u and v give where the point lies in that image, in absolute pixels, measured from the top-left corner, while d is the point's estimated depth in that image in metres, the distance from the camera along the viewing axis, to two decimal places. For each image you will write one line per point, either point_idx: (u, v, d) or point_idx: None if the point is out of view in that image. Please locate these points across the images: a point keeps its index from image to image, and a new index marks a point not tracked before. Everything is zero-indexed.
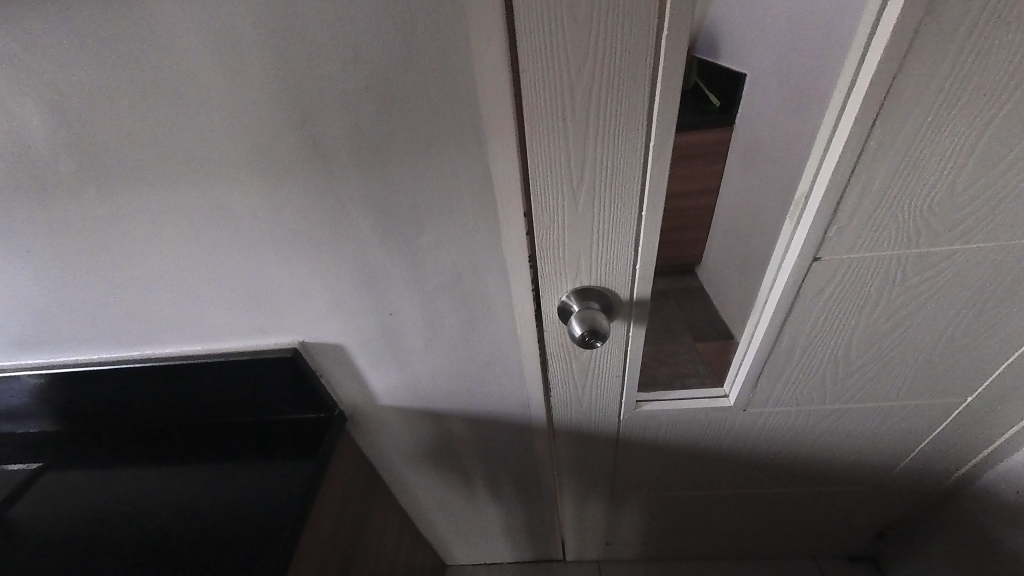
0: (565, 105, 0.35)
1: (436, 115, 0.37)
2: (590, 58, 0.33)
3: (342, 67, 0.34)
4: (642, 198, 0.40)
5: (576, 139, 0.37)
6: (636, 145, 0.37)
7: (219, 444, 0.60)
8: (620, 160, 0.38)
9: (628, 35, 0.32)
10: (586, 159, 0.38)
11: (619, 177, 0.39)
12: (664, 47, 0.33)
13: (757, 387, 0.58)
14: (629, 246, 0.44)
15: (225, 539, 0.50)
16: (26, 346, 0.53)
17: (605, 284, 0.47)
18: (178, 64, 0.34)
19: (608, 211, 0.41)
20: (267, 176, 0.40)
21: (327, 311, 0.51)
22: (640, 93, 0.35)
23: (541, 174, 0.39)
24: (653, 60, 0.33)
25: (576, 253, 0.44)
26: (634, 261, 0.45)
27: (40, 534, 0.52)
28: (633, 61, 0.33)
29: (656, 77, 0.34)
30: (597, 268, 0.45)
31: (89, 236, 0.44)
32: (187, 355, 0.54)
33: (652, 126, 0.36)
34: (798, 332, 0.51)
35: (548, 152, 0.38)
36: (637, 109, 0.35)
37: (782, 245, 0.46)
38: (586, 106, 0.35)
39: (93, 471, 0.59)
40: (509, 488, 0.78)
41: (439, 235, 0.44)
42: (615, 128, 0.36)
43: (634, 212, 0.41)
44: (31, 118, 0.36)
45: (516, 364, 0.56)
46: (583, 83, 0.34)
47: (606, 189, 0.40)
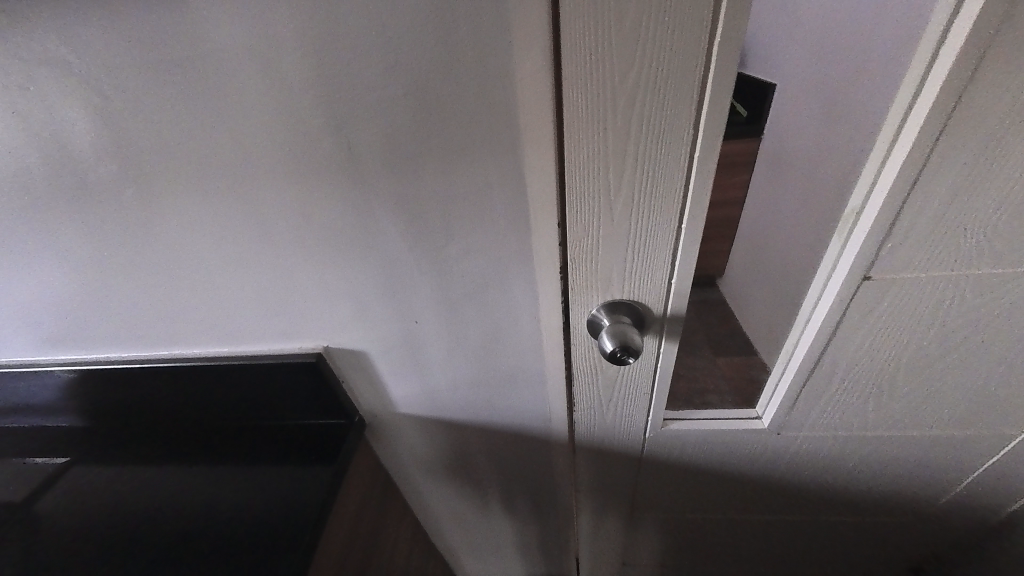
0: (607, 114, 0.34)
1: (474, 121, 0.36)
2: (638, 63, 0.32)
3: (382, 74, 0.34)
4: (683, 210, 0.39)
5: (618, 148, 0.35)
6: (680, 157, 0.36)
7: (237, 446, 0.60)
8: (662, 172, 0.36)
9: (679, 45, 0.31)
10: (627, 170, 0.36)
11: (661, 189, 0.37)
12: (718, 51, 0.31)
13: (794, 410, 0.55)
14: (667, 259, 0.42)
15: (242, 544, 0.49)
16: (57, 343, 0.54)
17: (638, 298, 0.45)
18: (218, 70, 0.34)
19: (647, 223, 0.39)
20: (300, 180, 0.40)
21: (353, 316, 0.50)
22: (688, 103, 0.33)
23: (578, 185, 0.37)
24: (703, 66, 0.32)
25: (610, 266, 0.43)
26: (670, 276, 0.43)
27: (62, 531, 0.52)
28: (682, 65, 0.32)
29: (706, 85, 0.33)
30: (631, 282, 0.44)
31: (124, 236, 0.44)
32: (214, 356, 0.54)
33: (699, 135, 0.35)
34: (842, 355, 0.48)
35: (587, 161, 0.36)
36: (684, 117, 0.34)
37: (827, 264, 0.43)
38: (631, 115, 0.34)
39: (117, 469, 0.59)
40: (524, 502, 0.76)
41: (469, 244, 0.43)
42: (660, 137, 0.35)
43: (673, 224, 0.39)
44: (76, 122, 0.37)
45: (539, 377, 0.55)
46: (629, 90, 0.33)
47: (647, 200, 0.38)
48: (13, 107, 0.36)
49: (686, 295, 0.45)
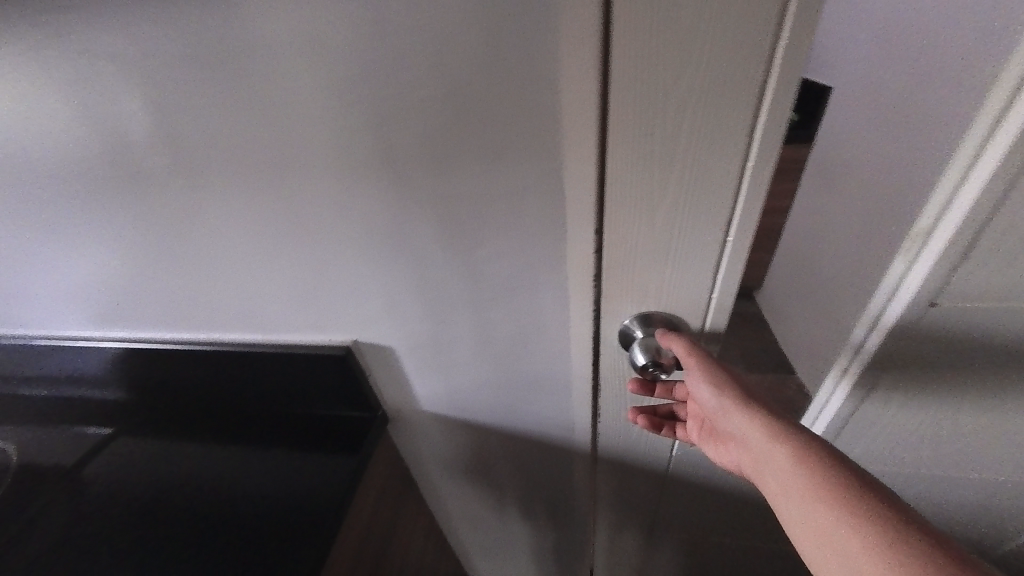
0: (655, 118, 0.32)
1: (513, 123, 0.35)
2: (694, 69, 0.30)
3: (424, 72, 0.33)
4: (731, 221, 0.37)
5: (664, 157, 0.34)
6: (732, 165, 0.34)
7: (267, 431, 0.63)
8: (710, 181, 0.35)
9: (741, 47, 0.29)
10: (672, 178, 0.35)
11: (708, 198, 0.35)
12: (782, 56, 0.29)
13: (840, 436, 0.53)
14: (709, 273, 0.40)
15: (268, 527, 0.52)
16: (107, 321, 0.57)
17: (676, 312, 0.43)
18: (265, 65, 0.35)
19: (691, 234, 0.38)
20: (340, 179, 0.40)
21: (383, 312, 0.50)
22: (745, 110, 0.31)
23: (619, 191, 0.36)
24: (764, 71, 0.30)
25: (647, 280, 0.41)
26: (711, 290, 0.41)
27: (108, 498, 0.57)
28: (741, 70, 0.30)
29: (766, 91, 0.31)
30: (669, 295, 0.42)
31: (171, 226, 0.46)
32: (249, 342, 0.56)
33: (754, 144, 0.33)
34: (899, 383, 0.46)
35: (631, 169, 0.35)
36: (739, 126, 0.32)
37: (886, 284, 0.41)
38: (681, 122, 0.32)
39: (156, 444, 0.63)
40: (541, 509, 0.75)
41: (501, 248, 0.43)
42: (712, 146, 0.33)
43: (719, 236, 0.37)
44: (134, 114, 0.39)
45: (563, 385, 0.54)
46: (681, 94, 0.31)
47: (692, 212, 0.36)
48: (79, 100, 0.38)
49: (726, 312, 0.43)
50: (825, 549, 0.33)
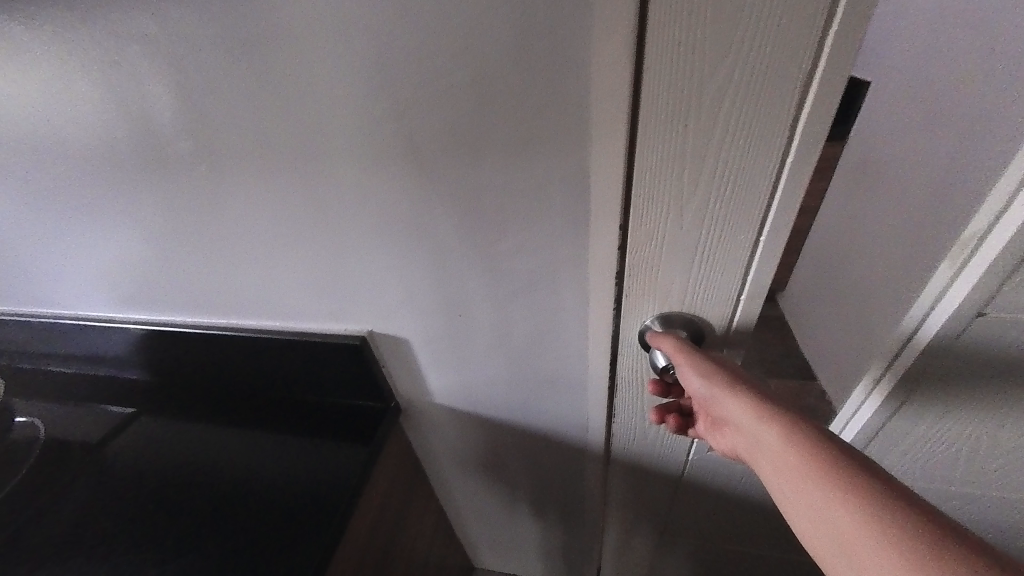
0: (689, 110, 0.30)
1: (538, 113, 0.34)
2: (735, 56, 0.28)
3: (449, 59, 0.32)
4: (765, 219, 0.35)
5: (697, 151, 0.32)
6: (769, 161, 0.32)
7: (282, 417, 0.64)
8: (744, 178, 0.33)
9: (787, 36, 0.27)
10: (703, 173, 0.33)
11: (741, 196, 0.34)
12: (832, 44, 0.27)
13: (869, 448, 0.51)
14: (738, 273, 0.38)
15: (280, 512, 0.53)
16: (131, 303, 0.58)
17: (700, 314, 0.42)
18: (290, 50, 0.34)
19: (721, 232, 0.36)
20: (362, 168, 0.40)
21: (399, 304, 0.50)
22: (787, 103, 0.30)
23: (646, 186, 0.34)
24: (811, 60, 0.28)
25: (672, 280, 0.40)
26: (739, 291, 0.40)
27: (127, 474, 0.59)
28: (786, 59, 0.28)
29: (811, 81, 0.29)
30: (694, 296, 0.40)
31: (193, 211, 0.46)
32: (266, 329, 0.56)
33: (795, 139, 0.31)
34: (936, 397, 0.44)
35: (660, 163, 0.33)
36: (780, 118, 0.30)
37: (927, 294, 0.39)
38: (718, 114, 0.30)
39: (174, 424, 0.65)
40: (551, 507, 0.75)
41: (521, 242, 0.42)
42: (749, 140, 0.31)
43: (751, 235, 0.36)
44: (160, 98, 0.39)
45: (577, 383, 0.53)
46: (719, 85, 0.29)
47: (724, 209, 0.35)
48: (108, 83, 0.39)
49: (753, 315, 0.41)
50: (820, 535, 0.31)
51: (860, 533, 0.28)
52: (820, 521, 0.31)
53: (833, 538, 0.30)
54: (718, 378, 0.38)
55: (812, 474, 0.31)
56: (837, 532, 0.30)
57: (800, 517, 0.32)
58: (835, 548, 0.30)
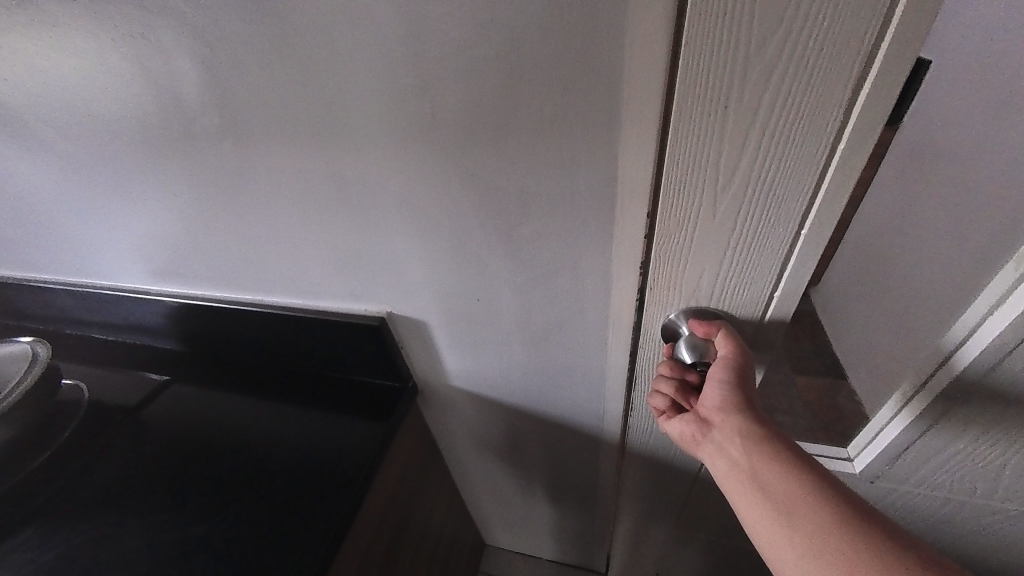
0: (730, 90, 0.28)
1: (565, 91, 0.32)
2: (788, 24, 0.25)
3: (473, 32, 0.31)
4: (807, 213, 0.33)
5: (738, 134, 0.30)
6: (816, 149, 0.29)
7: (306, 390, 0.66)
8: (786, 166, 0.30)
9: (850, 6, 0.24)
10: (741, 162, 0.31)
11: (783, 186, 0.31)
12: (905, 9, 0.24)
13: (904, 457, 0.49)
14: (773, 268, 0.36)
15: (300, 481, 0.55)
16: (163, 276, 0.61)
17: (729, 309, 0.40)
18: (311, 22, 0.33)
19: (757, 225, 0.34)
20: (383, 147, 0.39)
21: (420, 286, 0.50)
22: (842, 85, 0.27)
23: (679, 174, 0.32)
24: (879, 29, 0.25)
25: (702, 272, 0.38)
26: (773, 286, 0.38)
27: (162, 437, 0.62)
28: (848, 28, 0.25)
29: (874, 59, 0.26)
30: (724, 290, 0.38)
31: (220, 187, 0.47)
32: (289, 306, 0.57)
33: (848, 125, 0.28)
34: (982, 411, 0.41)
35: (695, 146, 0.31)
36: (834, 97, 0.27)
37: (970, 315, 0.38)
38: (764, 92, 0.28)
39: (206, 393, 0.68)
40: (564, 492, 0.75)
41: (543, 227, 0.40)
42: (798, 121, 0.29)
43: (792, 227, 0.33)
44: (188, 73, 0.39)
45: (596, 372, 0.52)
46: (766, 61, 0.27)
47: (761, 200, 0.32)
48: (139, 58, 0.39)
49: (787, 312, 0.39)
50: (767, 519, 0.34)
51: (808, 517, 0.32)
52: (773, 496, 0.34)
53: (780, 519, 0.33)
54: (729, 364, 0.38)
55: (780, 467, 0.35)
56: (786, 505, 0.34)
57: (750, 502, 0.36)
58: (781, 517, 0.33)
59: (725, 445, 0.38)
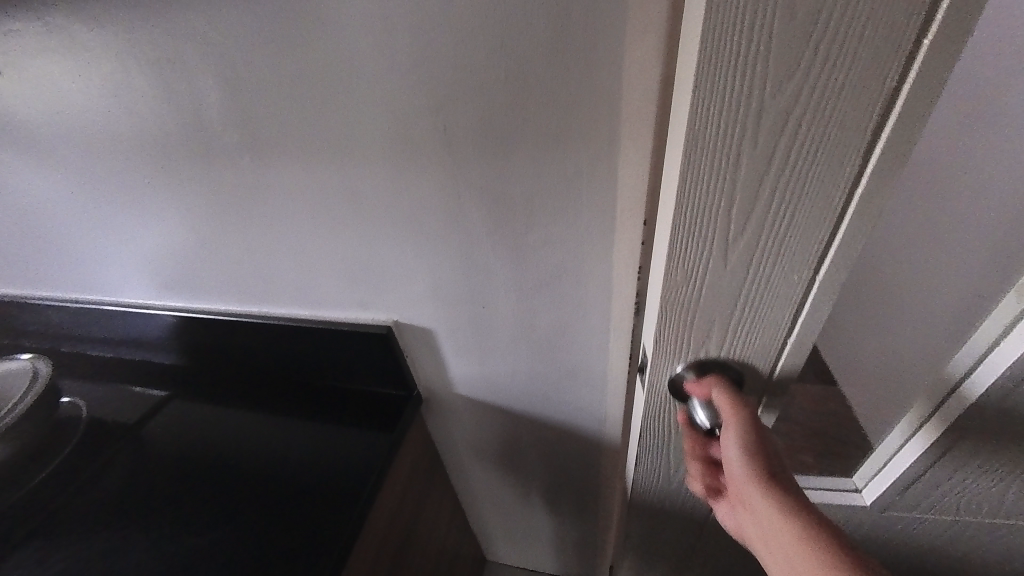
0: (741, 132, 0.27)
1: (568, 109, 0.35)
2: (801, 63, 0.25)
3: (484, 57, 0.34)
4: (823, 258, 0.31)
5: (751, 179, 0.29)
6: (833, 193, 0.29)
7: (309, 402, 0.67)
8: (800, 211, 0.30)
9: (867, 52, 0.24)
10: (753, 207, 0.30)
11: (798, 231, 0.30)
12: (927, 55, 0.24)
13: (911, 489, 0.48)
14: (788, 314, 0.35)
15: (305, 493, 0.55)
16: (169, 289, 0.62)
17: (739, 360, 0.38)
18: (334, 48, 0.36)
19: (771, 270, 0.32)
20: (396, 163, 0.42)
21: (427, 294, 0.52)
22: (859, 129, 0.26)
23: (687, 218, 0.31)
24: (899, 73, 0.24)
25: (708, 318, 0.36)
26: (788, 334, 0.36)
27: (162, 454, 0.62)
28: (867, 71, 0.24)
29: (894, 103, 0.25)
30: (736, 338, 0.37)
31: (234, 200, 0.49)
32: (296, 318, 0.59)
33: (866, 169, 0.28)
34: (993, 439, 0.41)
35: (706, 190, 0.30)
36: (851, 143, 0.27)
37: (974, 345, 0.38)
38: (778, 136, 0.27)
39: (206, 408, 0.68)
40: (567, 501, 0.77)
41: (547, 235, 0.43)
42: (815, 167, 0.28)
43: (808, 272, 0.32)
44: (211, 94, 0.41)
45: (598, 376, 0.54)
46: (780, 103, 0.26)
47: (776, 246, 0.31)
48: (163, 78, 0.41)
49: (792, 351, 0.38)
50: None
51: None
52: None
53: None
54: (742, 428, 0.37)
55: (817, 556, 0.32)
56: None
57: None
58: None
59: (759, 524, 0.36)
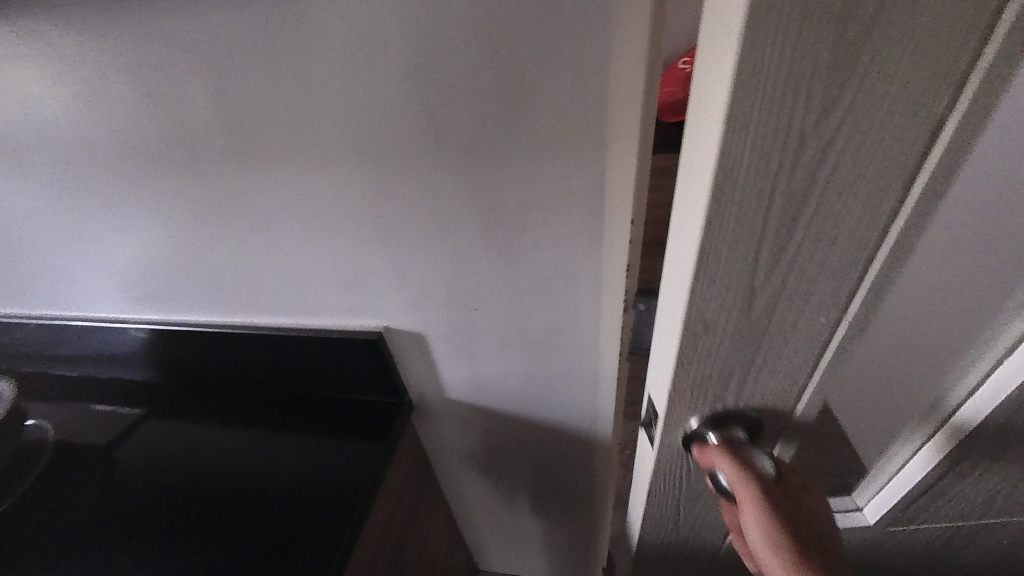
0: (771, 177, 0.26)
1: (559, 114, 0.36)
2: (837, 106, 0.24)
3: (477, 64, 0.35)
4: (849, 301, 0.31)
5: (780, 223, 0.28)
6: (862, 237, 0.28)
7: (295, 415, 0.65)
8: (830, 255, 0.29)
9: (905, 100, 0.23)
10: (779, 253, 0.29)
11: (825, 275, 0.30)
12: (967, 94, 0.23)
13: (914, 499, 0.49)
14: (811, 356, 0.34)
15: (298, 507, 0.54)
16: (146, 302, 0.59)
17: (760, 403, 0.37)
18: (328, 55, 0.36)
19: (796, 313, 0.32)
20: (389, 168, 0.42)
21: (419, 299, 0.52)
22: (890, 174, 0.26)
23: (712, 265, 0.30)
24: (935, 119, 0.24)
25: (731, 357, 0.34)
26: (811, 375, 0.35)
27: (140, 475, 0.59)
28: (905, 114, 0.24)
29: (929, 149, 0.25)
30: (758, 381, 0.36)
31: (218, 207, 0.48)
32: (284, 326, 0.58)
33: (898, 214, 0.27)
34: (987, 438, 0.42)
35: (733, 237, 0.28)
36: (883, 188, 0.26)
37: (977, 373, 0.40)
38: (810, 181, 0.26)
39: (185, 426, 0.65)
40: (560, 503, 0.77)
41: (539, 237, 0.44)
42: (849, 209, 0.27)
43: (834, 314, 0.31)
44: (198, 100, 0.41)
45: (590, 376, 0.55)
46: (812, 150, 0.25)
47: (802, 290, 0.30)
48: (147, 84, 0.40)
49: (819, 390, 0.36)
50: None
51: None
52: None
53: None
54: (758, 496, 0.35)
55: None
56: None
57: None
58: None
59: None
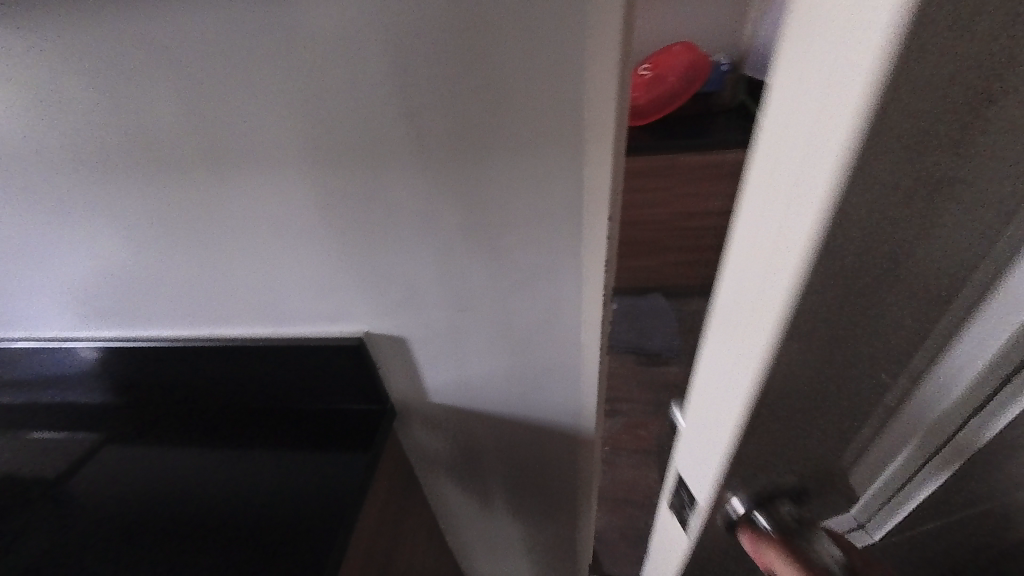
0: (854, 273, 0.25)
1: (537, 115, 0.38)
2: (918, 148, 0.22)
3: (457, 66, 0.36)
4: (908, 367, 0.32)
5: (856, 312, 0.27)
6: (920, 314, 0.29)
7: (270, 429, 0.62)
8: (894, 332, 0.29)
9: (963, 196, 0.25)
10: (853, 339, 0.29)
11: (887, 350, 0.30)
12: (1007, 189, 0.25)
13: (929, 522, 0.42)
14: (868, 420, 0.35)
15: (279, 525, 0.52)
16: (102, 318, 0.56)
17: (820, 479, 0.36)
18: (302, 57, 0.36)
19: (857, 386, 0.32)
20: (368, 170, 0.42)
21: (400, 302, 0.52)
22: (942, 259, 0.27)
23: (793, 368, 0.27)
24: (985, 212, 0.26)
25: (795, 414, 0.31)
26: (867, 437, 0.36)
27: (101, 506, 0.56)
28: (978, 176, 0.24)
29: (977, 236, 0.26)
30: (820, 457, 0.35)
31: (185, 214, 0.46)
32: (259, 336, 0.56)
33: (950, 291, 0.29)
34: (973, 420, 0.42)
35: (817, 335, 0.27)
36: (940, 271, 0.27)
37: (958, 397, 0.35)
38: (884, 272, 0.26)
39: (148, 450, 0.61)
40: (545, 502, 0.78)
41: (520, 236, 0.45)
42: (911, 291, 0.28)
43: (893, 380, 0.32)
44: (160, 104, 0.39)
45: (573, 371, 0.57)
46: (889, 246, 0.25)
47: (867, 364, 0.31)
48: (102, 87, 0.39)
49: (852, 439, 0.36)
50: None
51: None
52: None
53: None
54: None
55: None
56: None
57: None
58: None
59: None
